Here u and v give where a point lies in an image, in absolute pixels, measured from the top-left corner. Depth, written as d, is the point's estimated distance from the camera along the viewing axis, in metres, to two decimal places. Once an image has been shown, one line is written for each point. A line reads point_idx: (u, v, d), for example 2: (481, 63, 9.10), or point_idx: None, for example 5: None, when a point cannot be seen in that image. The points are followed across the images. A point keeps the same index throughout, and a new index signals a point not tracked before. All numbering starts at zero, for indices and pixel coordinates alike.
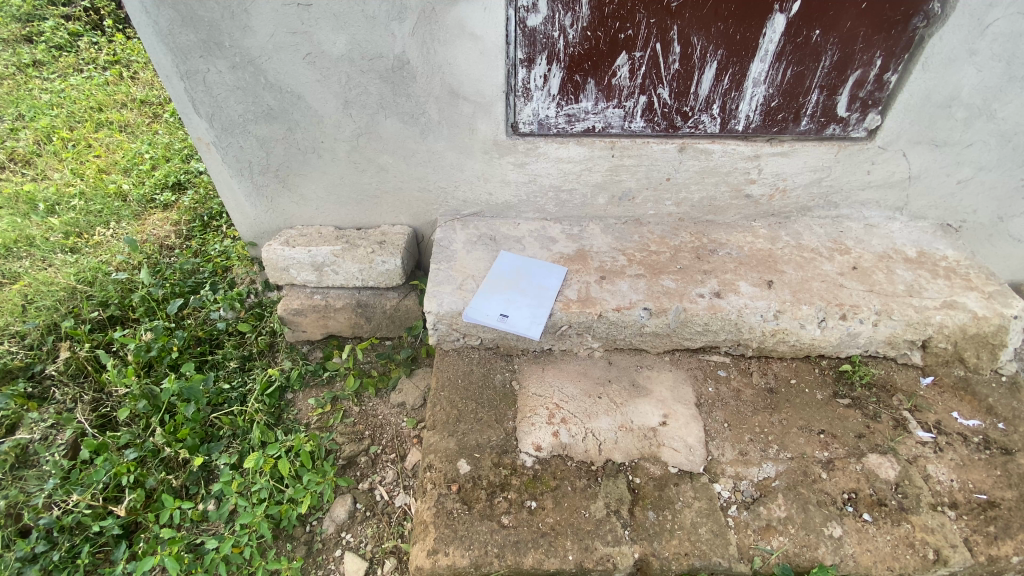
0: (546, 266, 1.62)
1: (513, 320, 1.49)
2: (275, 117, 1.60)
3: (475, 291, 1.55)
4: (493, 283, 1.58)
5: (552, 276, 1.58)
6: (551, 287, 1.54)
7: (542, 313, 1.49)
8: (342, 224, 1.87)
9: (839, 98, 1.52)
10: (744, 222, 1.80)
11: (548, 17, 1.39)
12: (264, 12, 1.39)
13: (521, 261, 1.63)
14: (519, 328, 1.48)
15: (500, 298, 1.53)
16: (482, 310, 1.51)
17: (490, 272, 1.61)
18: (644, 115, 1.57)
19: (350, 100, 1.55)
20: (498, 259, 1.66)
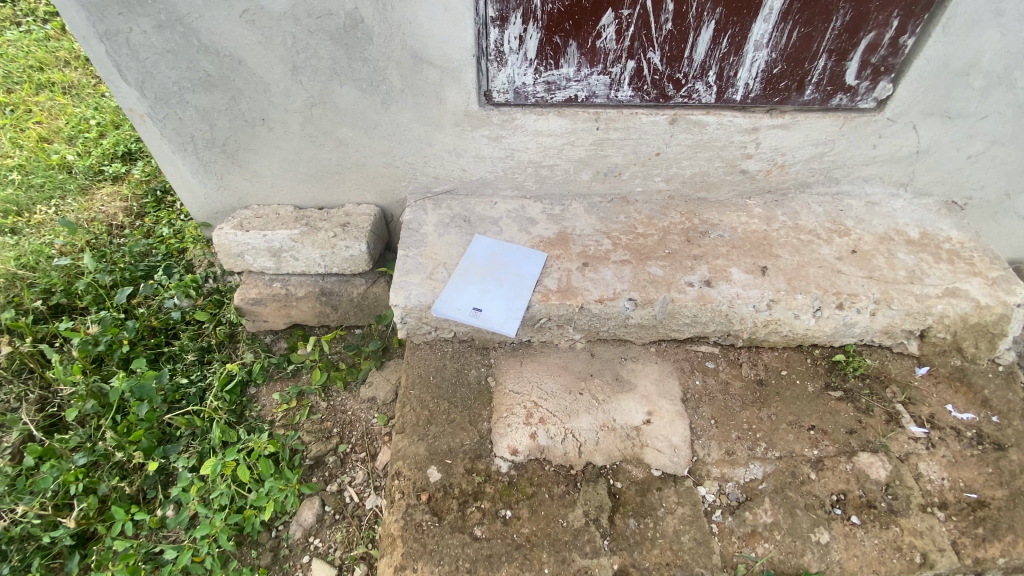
0: (525, 251, 1.49)
1: (487, 314, 1.38)
2: (215, 85, 1.41)
3: (446, 280, 1.43)
4: (464, 269, 1.45)
5: (530, 262, 1.45)
6: (529, 276, 1.42)
7: (518, 306, 1.38)
8: (302, 203, 1.71)
9: (848, 64, 1.37)
10: (738, 199, 1.66)
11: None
12: None
13: (497, 246, 1.51)
14: (493, 325, 1.36)
15: (473, 289, 1.42)
16: (451, 303, 1.39)
17: (464, 257, 1.48)
18: (632, 83, 1.40)
19: (298, 65, 1.37)
20: (472, 241, 1.52)
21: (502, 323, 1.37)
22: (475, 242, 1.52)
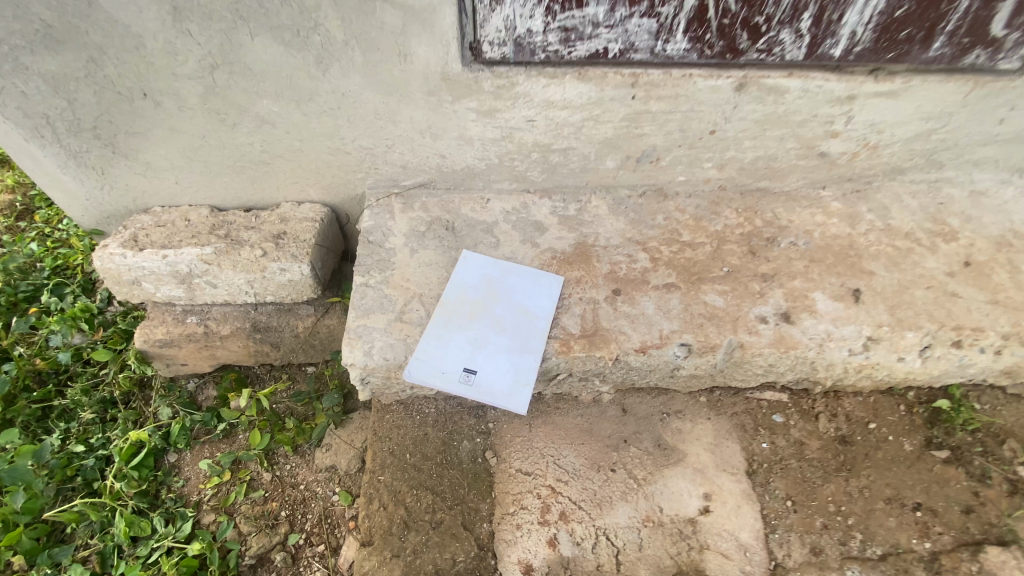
0: (532, 278, 1.06)
1: (484, 380, 0.97)
2: (62, 41, 0.94)
3: (423, 327, 1.00)
4: (449, 309, 1.03)
5: (542, 297, 1.03)
6: (541, 319, 1.01)
7: (528, 365, 0.97)
8: (222, 202, 1.28)
9: (1000, 6, 0.96)
10: (809, 189, 1.27)
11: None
12: None
13: (493, 270, 1.08)
14: (493, 396, 0.96)
15: (461, 339, 1.00)
16: (433, 364, 0.97)
17: (448, 289, 1.05)
18: (689, 31, 0.96)
19: (180, 7, 0.90)
20: (458, 263, 1.09)
21: (507, 392, 0.96)
22: (461, 265, 1.08)
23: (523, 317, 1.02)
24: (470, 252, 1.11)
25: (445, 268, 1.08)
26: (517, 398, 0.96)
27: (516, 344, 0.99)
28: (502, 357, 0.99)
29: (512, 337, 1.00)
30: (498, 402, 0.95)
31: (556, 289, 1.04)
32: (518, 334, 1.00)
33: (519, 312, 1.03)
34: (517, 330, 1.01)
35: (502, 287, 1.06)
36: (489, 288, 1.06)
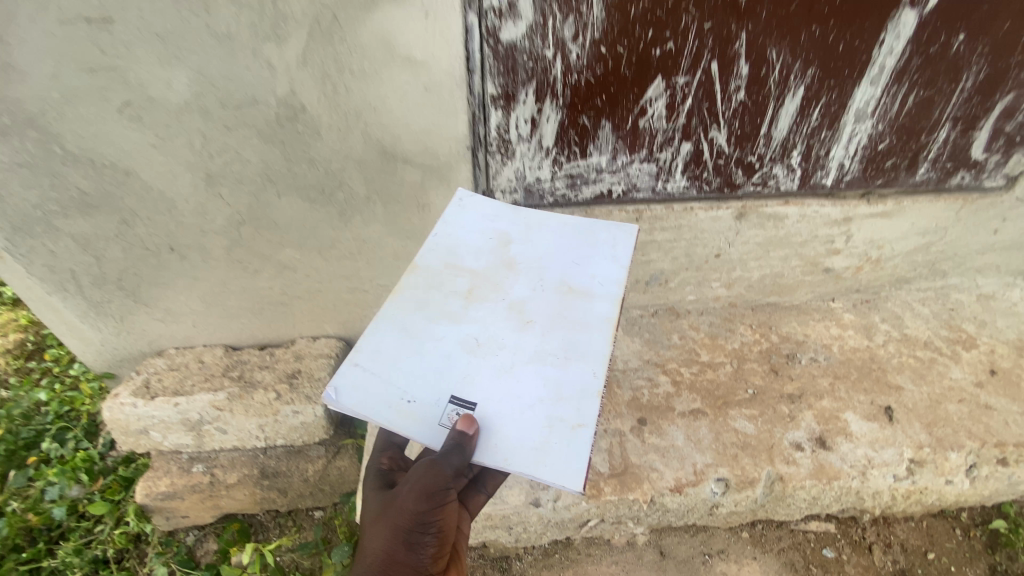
0: (583, 243, 0.85)
1: (499, 414, 0.68)
2: (95, 205, 0.97)
3: (383, 320, 0.76)
4: (439, 296, 0.78)
5: (590, 276, 0.81)
6: (591, 301, 0.78)
7: (572, 390, 0.70)
8: (236, 341, 1.25)
9: (976, 135, 1.01)
10: (818, 302, 1.28)
11: (532, 25, 0.82)
12: (27, 36, 0.77)
13: (506, 234, 0.86)
14: (513, 454, 0.65)
15: (447, 355, 0.73)
16: (396, 389, 0.70)
17: (439, 270, 0.81)
18: (687, 171, 1.01)
19: (214, 173, 0.94)
20: (456, 208, 0.88)
21: (537, 444, 0.66)
22: (460, 222, 0.86)
23: (568, 313, 0.77)
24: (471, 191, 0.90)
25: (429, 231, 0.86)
26: (557, 454, 0.65)
27: (553, 353, 0.73)
28: (528, 375, 0.71)
29: (548, 345, 0.74)
30: (518, 464, 0.64)
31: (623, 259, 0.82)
32: (551, 334, 0.75)
33: (557, 304, 0.78)
34: (554, 333, 0.75)
35: (523, 266, 0.82)
36: (505, 263, 0.82)
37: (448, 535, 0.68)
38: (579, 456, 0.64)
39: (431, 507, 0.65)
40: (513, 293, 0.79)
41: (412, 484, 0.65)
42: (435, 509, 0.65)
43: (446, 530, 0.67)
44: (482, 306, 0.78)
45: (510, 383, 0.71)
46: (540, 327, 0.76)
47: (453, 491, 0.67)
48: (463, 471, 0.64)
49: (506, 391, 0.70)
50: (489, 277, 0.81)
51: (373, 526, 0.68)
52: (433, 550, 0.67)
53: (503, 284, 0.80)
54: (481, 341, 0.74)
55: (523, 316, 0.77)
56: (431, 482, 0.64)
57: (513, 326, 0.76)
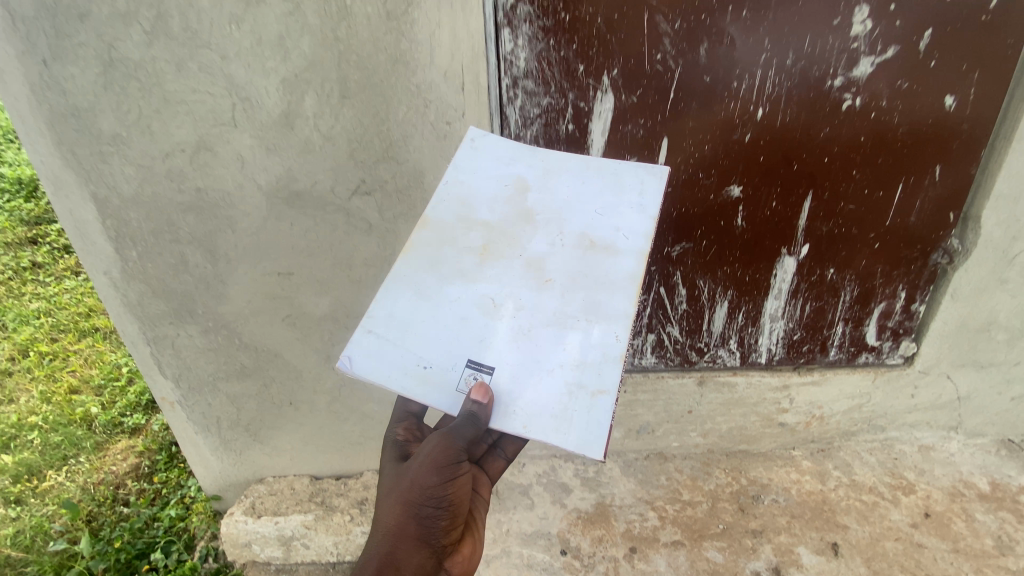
0: (605, 190, 0.96)
1: (520, 378, 0.86)
2: (249, 374, 1.44)
3: (405, 273, 0.92)
4: (454, 254, 0.92)
5: (613, 230, 0.92)
6: (610, 260, 0.90)
7: (592, 356, 0.85)
8: (319, 471, 1.62)
9: (866, 329, 1.38)
10: (782, 450, 1.57)
11: (550, 34, 1.04)
12: (241, 282, 1.29)
13: (523, 179, 0.97)
14: (531, 422, 0.83)
15: (467, 310, 0.90)
16: (417, 358, 0.88)
17: (455, 228, 0.94)
18: (655, 351, 1.44)
19: (331, 354, 1.41)
20: (470, 150, 0.99)
21: (557, 411, 0.84)
22: (476, 170, 0.98)
23: (591, 267, 0.90)
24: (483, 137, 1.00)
25: (445, 178, 0.97)
26: (578, 422, 0.83)
27: (571, 313, 0.88)
28: (545, 335, 0.87)
29: (567, 306, 0.89)
30: (537, 429, 0.83)
31: (646, 212, 0.93)
32: (566, 296, 0.89)
33: (575, 261, 0.91)
34: (571, 295, 0.89)
35: (538, 220, 0.94)
36: (519, 211, 0.95)
37: (459, 506, 0.88)
38: (602, 421, 0.82)
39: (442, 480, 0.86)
40: (530, 249, 0.92)
41: (428, 458, 0.85)
42: (445, 482, 0.85)
43: (456, 501, 0.87)
44: (495, 263, 0.92)
45: (532, 345, 0.87)
46: (558, 286, 0.90)
47: (461, 467, 0.87)
48: (474, 439, 0.83)
49: (526, 354, 0.87)
50: (504, 231, 0.94)
51: (393, 492, 0.88)
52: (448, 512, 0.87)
53: (518, 240, 0.93)
54: (497, 301, 0.90)
55: (544, 274, 0.90)
56: (442, 457, 0.85)
57: (532, 284, 0.90)
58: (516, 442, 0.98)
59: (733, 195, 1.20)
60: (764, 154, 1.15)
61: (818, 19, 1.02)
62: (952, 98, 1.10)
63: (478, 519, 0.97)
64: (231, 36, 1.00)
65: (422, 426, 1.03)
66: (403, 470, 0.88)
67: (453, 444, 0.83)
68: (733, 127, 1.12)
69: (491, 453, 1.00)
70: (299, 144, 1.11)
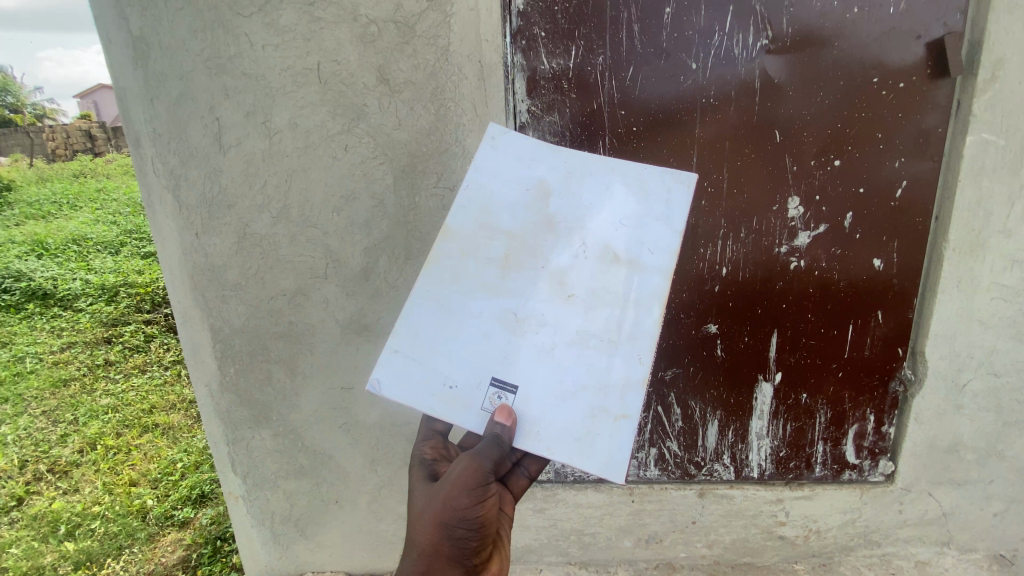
0: (631, 195, 0.98)
1: (543, 401, 0.94)
2: (305, 473, 1.69)
3: (431, 287, 1.01)
4: (478, 265, 1.00)
5: (638, 243, 0.96)
6: (632, 274, 0.95)
7: (614, 379, 0.93)
8: (353, 569, 1.79)
9: (845, 448, 1.57)
10: (784, 563, 1.67)
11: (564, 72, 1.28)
12: (312, 394, 1.60)
13: (545, 183, 1.01)
14: (555, 445, 0.93)
15: (491, 324, 0.99)
16: (444, 380, 0.98)
17: (477, 238, 1.01)
18: (657, 463, 1.62)
19: (376, 457, 1.66)
20: (490, 149, 1.04)
21: (580, 435, 0.93)
22: (498, 174, 1.03)
23: (618, 284, 0.95)
24: (504, 135, 1.04)
25: (468, 181, 1.03)
26: (600, 447, 0.93)
27: (592, 333, 0.95)
28: (568, 355, 0.95)
29: (589, 324, 0.95)
30: (561, 452, 0.93)
31: (672, 223, 0.96)
32: (589, 313, 0.95)
33: (597, 275, 0.96)
34: (594, 313, 0.95)
35: (560, 228, 0.99)
36: (540, 221, 1.00)
37: (488, 523, 0.95)
38: (623, 445, 0.92)
39: (472, 500, 0.93)
40: (553, 261, 0.98)
41: (459, 479, 0.92)
42: (475, 503, 0.93)
43: (485, 522, 0.94)
44: (517, 274, 0.99)
45: (555, 366, 0.95)
46: (581, 302, 0.96)
47: (488, 488, 0.95)
48: (499, 460, 0.93)
49: (549, 375, 0.95)
50: (525, 240, 1.01)
51: (425, 512, 0.94)
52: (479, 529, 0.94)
53: (540, 251, 0.99)
54: (520, 316, 0.98)
55: (566, 290, 0.97)
56: (472, 479, 0.92)
57: (556, 300, 0.97)
58: (538, 459, 1.05)
59: (710, 331, 1.48)
60: (732, 300, 1.44)
61: (760, 206, 1.36)
62: (879, 260, 1.39)
63: (504, 539, 1.02)
64: (332, 219, 1.40)
65: (448, 443, 1.10)
66: (433, 490, 0.95)
67: (481, 466, 0.92)
68: (704, 280, 1.43)
69: (513, 472, 1.04)
70: (370, 291, 1.47)
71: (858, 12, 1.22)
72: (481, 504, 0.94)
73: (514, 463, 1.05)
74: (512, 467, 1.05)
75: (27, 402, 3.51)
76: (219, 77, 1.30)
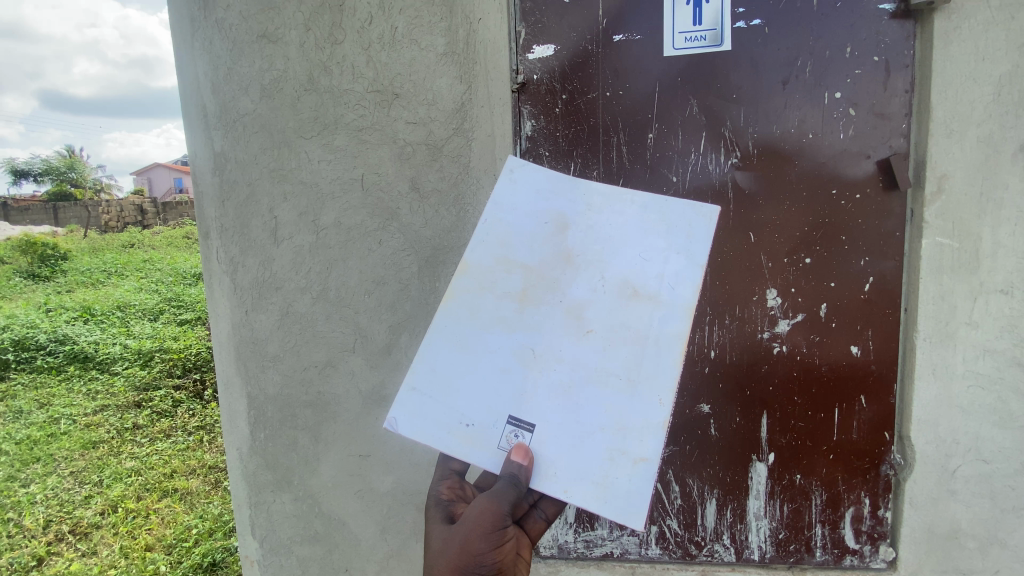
0: (649, 229, 1.04)
1: (560, 441, 0.99)
2: (319, 539, 1.76)
3: (451, 322, 1.07)
4: (496, 300, 1.06)
5: (656, 279, 1.00)
6: (649, 309, 0.99)
7: (632, 419, 0.96)
8: None
9: (844, 531, 1.59)
10: None
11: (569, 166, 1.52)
12: (332, 460, 1.72)
13: (563, 217, 1.08)
14: (571, 486, 0.96)
15: (509, 360, 1.04)
16: (461, 418, 1.03)
17: (495, 272, 1.07)
18: (659, 542, 1.66)
19: (387, 525, 1.73)
20: (511, 185, 1.11)
21: (598, 478, 0.96)
22: (517, 209, 1.10)
23: (636, 318, 1.00)
24: (524, 171, 1.12)
25: (489, 216, 1.10)
26: (617, 491, 0.94)
27: (609, 371, 0.99)
28: (586, 394, 0.99)
29: (607, 362, 0.99)
30: (577, 495, 0.96)
31: (691, 260, 1.00)
32: (605, 349, 1.00)
33: (615, 312, 1.00)
34: (612, 351, 0.99)
35: (578, 262, 1.05)
36: (558, 255, 1.06)
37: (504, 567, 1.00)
38: (641, 490, 0.93)
39: (489, 544, 0.99)
40: (571, 295, 1.03)
41: (477, 524, 1.00)
42: (493, 548, 0.99)
43: (502, 567, 1.00)
44: (534, 308, 1.04)
45: (573, 404, 0.99)
46: (599, 338, 1.00)
47: (505, 533, 1.01)
48: (516, 501, 0.98)
49: (566, 414, 0.99)
50: (544, 273, 1.06)
51: (444, 557, 1.01)
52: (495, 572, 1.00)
53: (557, 286, 1.04)
54: (537, 352, 1.02)
55: (584, 326, 1.01)
56: (489, 523, 0.99)
57: (573, 335, 1.01)
58: (554, 502, 1.10)
59: (703, 410, 1.58)
60: (722, 381, 1.56)
61: (740, 297, 1.52)
62: (856, 347, 1.52)
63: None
64: (363, 300, 1.61)
65: (465, 484, 1.19)
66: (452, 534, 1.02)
67: (498, 508, 0.99)
68: (695, 361, 1.56)
69: (531, 514, 1.10)
70: (391, 364, 1.63)
71: (813, 137, 1.45)
72: (497, 549, 1.00)
73: (531, 506, 1.11)
74: (530, 510, 1.11)
75: (58, 463, 3.66)
76: (280, 184, 1.58)
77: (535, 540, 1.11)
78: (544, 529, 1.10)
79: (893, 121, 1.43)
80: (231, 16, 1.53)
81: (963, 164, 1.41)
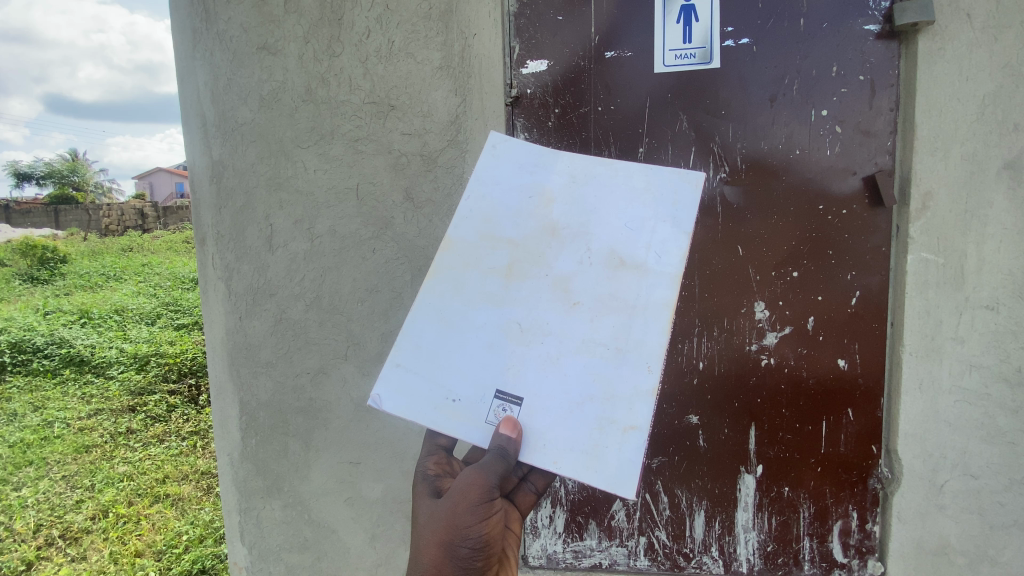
0: (635, 199, 1.05)
1: (547, 413, 0.99)
2: (308, 546, 1.76)
3: (435, 299, 1.08)
4: (482, 276, 1.07)
5: (642, 248, 1.01)
6: (637, 278, 1.00)
7: (621, 389, 0.97)
8: None
9: (832, 545, 1.60)
10: None
11: None
12: (322, 468, 1.72)
13: (548, 191, 1.09)
14: (561, 458, 0.97)
15: (496, 334, 1.04)
16: (448, 393, 1.04)
17: (479, 248, 1.08)
18: (647, 553, 1.66)
19: (376, 534, 1.73)
20: (494, 161, 1.12)
21: (587, 448, 0.96)
22: (501, 185, 1.11)
23: (623, 288, 1.00)
24: (507, 147, 1.13)
25: (471, 192, 1.11)
26: (607, 461, 0.95)
27: (597, 340, 0.99)
28: (573, 364, 1.00)
29: (594, 333, 1.00)
30: (566, 466, 0.96)
31: (678, 227, 1.01)
32: (593, 320, 1.00)
33: (601, 283, 1.01)
34: (599, 321, 1.00)
35: (564, 235, 1.06)
36: (543, 230, 1.07)
37: (493, 537, 1.03)
38: (631, 459, 0.94)
39: (477, 514, 1.01)
40: (557, 268, 1.04)
41: (464, 496, 1.01)
42: (480, 521, 1.01)
43: (490, 540, 1.02)
44: (520, 282, 1.05)
45: (560, 375, 1.00)
46: (586, 309, 1.01)
47: (492, 504, 1.03)
48: (504, 473, 0.99)
49: (554, 385, 1.00)
50: (529, 247, 1.07)
51: (431, 530, 1.02)
52: (484, 543, 1.01)
53: (544, 259, 1.05)
54: (524, 326, 1.03)
55: (570, 297, 1.02)
56: (476, 495, 1.01)
57: (560, 307, 1.02)
58: (543, 475, 1.14)
59: (692, 421, 1.59)
60: (711, 392, 1.58)
61: (729, 309, 1.54)
62: (843, 361, 1.53)
63: (511, 556, 1.08)
64: (356, 308, 1.62)
65: (452, 459, 1.19)
66: (439, 508, 1.03)
67: (485, 480, 1.00)
68: (684, 373, 1.58)
69: (521, 487, 1.13)
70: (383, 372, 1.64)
71: (799, 153, 1.48)
72: (484, 518, 1.02)
73: (521, 479, 1.14)
74: (520, 483, 1.14)
75: (50, 466, 3.64)
76: (277, 193, 1.60)
77: (524, 512, 1.13)
78: (534, 503, 1.14)
79: (878, 138, 1.46)
80: (231, 28, 1.57)
81: (948, 181, 1.43)
